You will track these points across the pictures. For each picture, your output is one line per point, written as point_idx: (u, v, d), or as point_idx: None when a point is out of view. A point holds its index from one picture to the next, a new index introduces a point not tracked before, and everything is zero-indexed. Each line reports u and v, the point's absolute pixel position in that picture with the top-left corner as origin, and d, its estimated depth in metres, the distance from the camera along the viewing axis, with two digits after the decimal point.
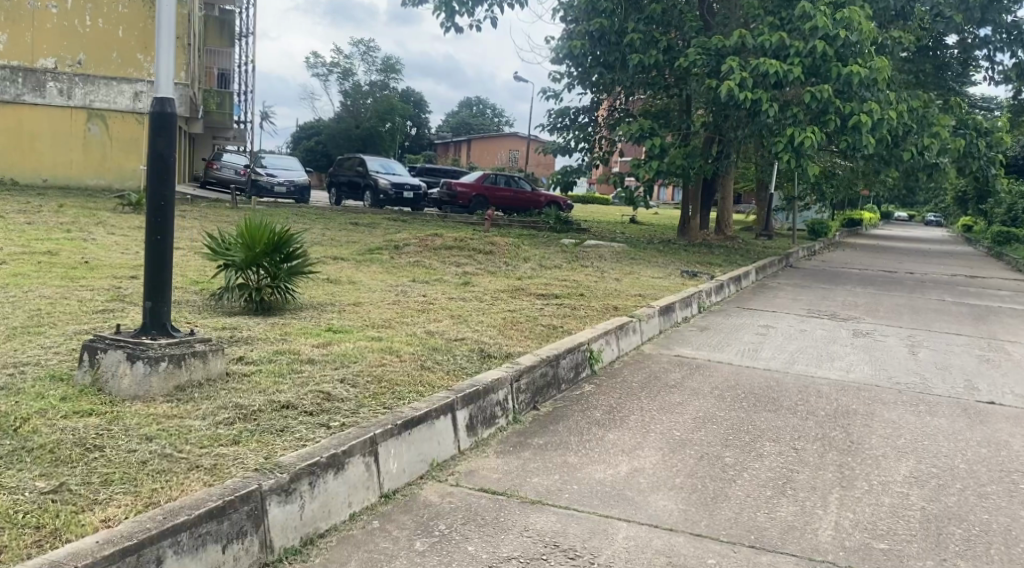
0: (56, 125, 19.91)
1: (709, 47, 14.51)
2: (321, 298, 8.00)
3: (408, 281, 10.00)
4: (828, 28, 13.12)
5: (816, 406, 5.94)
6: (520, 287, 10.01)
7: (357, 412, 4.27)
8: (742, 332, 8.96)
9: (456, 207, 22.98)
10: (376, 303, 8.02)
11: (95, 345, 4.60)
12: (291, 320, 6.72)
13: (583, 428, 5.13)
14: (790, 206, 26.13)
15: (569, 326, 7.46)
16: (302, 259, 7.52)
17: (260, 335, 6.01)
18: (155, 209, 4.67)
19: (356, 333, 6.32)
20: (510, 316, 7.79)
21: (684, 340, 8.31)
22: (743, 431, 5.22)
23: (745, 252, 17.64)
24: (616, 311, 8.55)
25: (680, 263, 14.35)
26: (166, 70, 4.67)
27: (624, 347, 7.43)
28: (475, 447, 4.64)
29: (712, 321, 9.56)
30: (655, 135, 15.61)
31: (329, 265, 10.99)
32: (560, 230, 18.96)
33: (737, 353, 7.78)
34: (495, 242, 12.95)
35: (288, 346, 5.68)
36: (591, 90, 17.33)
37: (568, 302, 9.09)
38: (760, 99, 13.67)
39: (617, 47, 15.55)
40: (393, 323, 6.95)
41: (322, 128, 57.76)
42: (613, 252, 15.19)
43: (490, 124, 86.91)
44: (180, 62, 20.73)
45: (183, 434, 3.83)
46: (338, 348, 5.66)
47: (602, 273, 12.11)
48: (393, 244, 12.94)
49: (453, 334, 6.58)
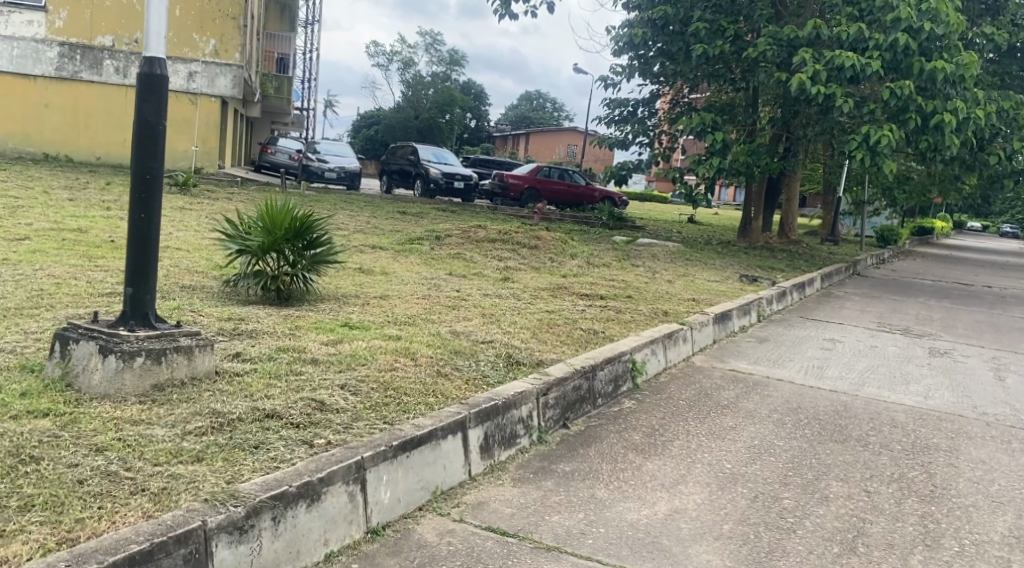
0: (110, 103, 19.81)
1: (781, 38, 13.61)
2: (346, 290, 7.44)
3: (444, 274, 9.43)
4: (912, 20, 12.09)
5: (892, 439, 5.17)
6: (563, 286, 9.37)
7: (351, 427, 3.66)
8: (805, 346, 8.15)
9: (507, 199, 22.29)
10: (404, 297, 7.45)
11: (67, 335, 4.09)
12: (306, 313, 6.17)
13: (618, 454, 4.47)
14: (858, 210, 24.92)
15: (611, 332, 6.77)
16: (326, 246, 6.99)
17: (267, 330, 5.47)
18: (139, 182, 4.14)
19: (372, 330, 5.74)
20: (547, 317, 7.13)
21: (741, 352, 7.56)
22: (806, 468, 4.52)
23: (810, 258, 16.67)
24: (666, 317, 7.82)
25: (740, 266, 13.54)
26: (157, 27, 4.16)
27: (672, 357, 6.73)
28: (489, 473, 4.00)
29: (771, 332, 8.78)
30: (718, 130, 14.59)
31: (364, 254, 10.49)
32: (614, 227, 18.21)
33: (798, 370, 7.00)
34: (541, 236, 12.28)
35: (294, 344, 5.12)
36: (652, 81, 16.50)
37: (614, 303, 8.40)
38: (834, 94, 12.73)
39: (681, 37, 14.75)
40: (417, 320, 6.36)
41: (381, 117, 57.72)
42: (667, 251, 14.44)
43: (552, 119, 86.09)
44: (235, 43, 20.43)
45: (140, 446, 3.26)
46: (349, 348, 5.08)
47: (654, 274, 11.37)
48: (435, 234, 12.40)
49: (481, 336, 5.96)
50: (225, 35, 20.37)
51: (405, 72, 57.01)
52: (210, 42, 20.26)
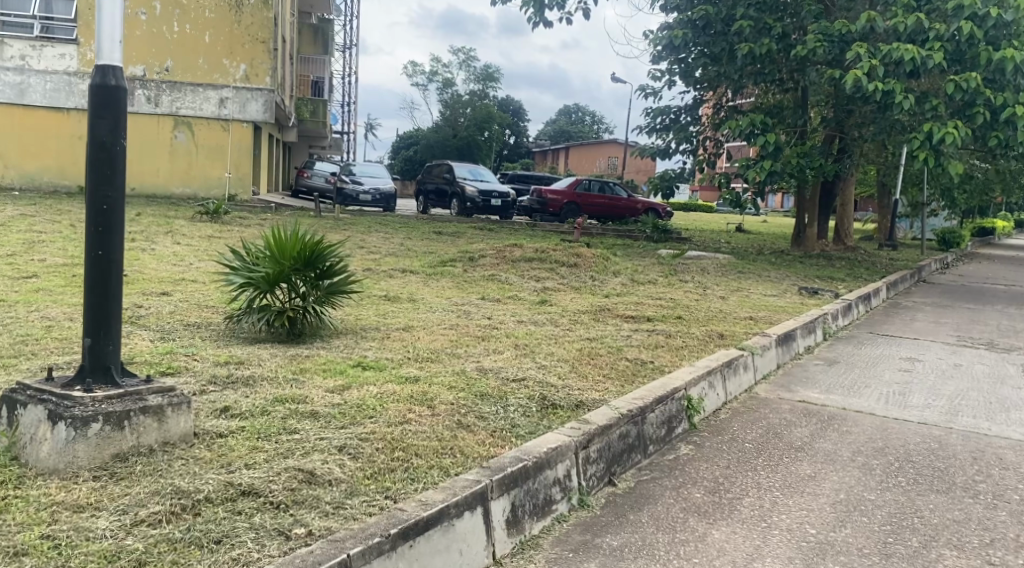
0: (142, 134, 19.60)
1: (832, 33, 12.74)
2: (367, 323, 6.77)
3: (476, 299, 8.74)
4: (976, 7, 11.19)
5: (1006, 488, 4.35)
6: (606, 307, 8.60)
7: (342, 508, 2.97)
8: (879, 368, 7.28)
9: (547, 215, 21.55)
10: (430, 328, 6.76)
11: (15, 397, 3.45)
12: (315, 352, 5.50)
13: (675, 521, 3.71)
14: (915, 211, 23.69)
15: (662, 361, 6.00)
16: (343, 276, 6.35)
17: (268, 375, 4.78)
18: (95, 215, 3.48)
19: (387, 371, 5.04)
20: (589, 346, 6.37)
21: (810, 378, 6.72)
22: (906, 534, 3.73)
23: (871, 265, 15.66)
24: (722, 340, 7.01)
25: (796, 278, 12.64)
26: (110, 31, 3.49)
27: (733, 389, 5.94)
28: (519, 553, 3.28)
29: (841, 352, 7.92)
30: (767, 133, 13.67)
31: (392, 280, 9.85)
32: (659, 239, 17.38)
33: (877, 399, 6.15)
34: (582, 253, 11.54)
35: (296, 393, 4.43)
36: (693, 86, 15.70)
37: (664, 326, 7.62)
38: (893, 90, 11.83)
39: (724, 37, 13.92)
40: (441, 356, 5.64)
41: (419, 138, 57.49)
42: (717, 263, 13.61)
43: (591, 133, 85.26)
44: (265, 67, 20.03)
45: (69, 549, 2.61)
46: (356, 395, 4.38)
47: (706, 290, 10.55)
48: (468, 255, 11.73)
49: (512, 373, 5.24)
50: (255, 59, 20.00)
51: (442, 91, 56.79)
52: (240, 67, 19.93)
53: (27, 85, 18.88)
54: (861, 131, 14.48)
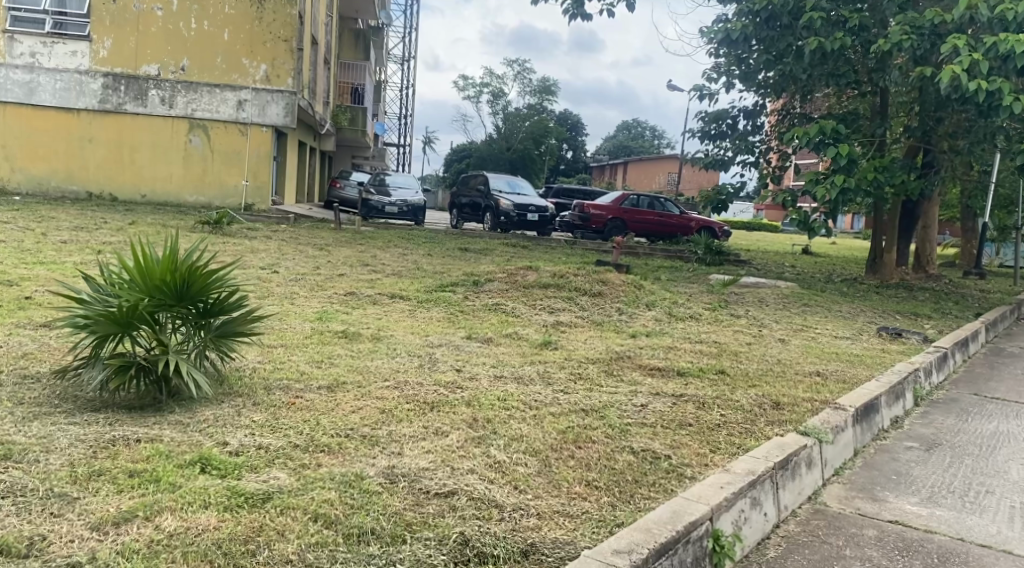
0: (156, 137, 18.25)
1: (922, 24, 10.56)
2: (282, 376, 4.93)
3: (463, 339, 6.87)
4: None
5: None
6: (627, 354, 6.64)
7: None
8: (1001, 456, 5.15)
9: (589, 231, 19.62)
10: (367, 386, 4.89)
11: None
12: (154, 437, 3.66)
13: None
14: (1004, 235, 21.00)
15: (689, 457, 4.02)
16: (240, 312, 4.61)
17: (25, 486, 2.95)
18: None
19: (233, 479, 3.19)
20: (584, 427, 4.40)
21: (906, 477, 4.64)
22: None
23: (961, 298, 13.35)
24: (781, 415, 4.99)
25: (875, 314, 10.48)
26: None
27: (789, 501, 3.95)
28: None
29: (944, 428, 5.77)
30: (840, 141, 11.52)
31: (370, 309, 8.04)
32: (712, 261, 15.28)
33: (1008, 520, 4.09)
34: (609, 279, 9.56)
35: (33, 531, 2.69)
36: (755, 90, 13.60)
37: (697, 387, 5.63)
38: (999, 91, 9.61)
39: (790, 32, 11.76)
40: (346, 445, 3.75)
41: (471, 150, 55.88)
42: (777, 292, 11.57)
43: (652, 148, 82.83)
44: (287, 68, 18.50)
45: None
46: (124, 544, 2.68)
47: (762, 329, 8.48)
48: (474, 278, 9.90)
49: (437, 483, 3.33)
50: (277, 59, 18.48)
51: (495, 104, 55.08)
52: (260, 67, 18.43)
53: (36, 84, 17.78)
54: (952, 140, 12.19)
